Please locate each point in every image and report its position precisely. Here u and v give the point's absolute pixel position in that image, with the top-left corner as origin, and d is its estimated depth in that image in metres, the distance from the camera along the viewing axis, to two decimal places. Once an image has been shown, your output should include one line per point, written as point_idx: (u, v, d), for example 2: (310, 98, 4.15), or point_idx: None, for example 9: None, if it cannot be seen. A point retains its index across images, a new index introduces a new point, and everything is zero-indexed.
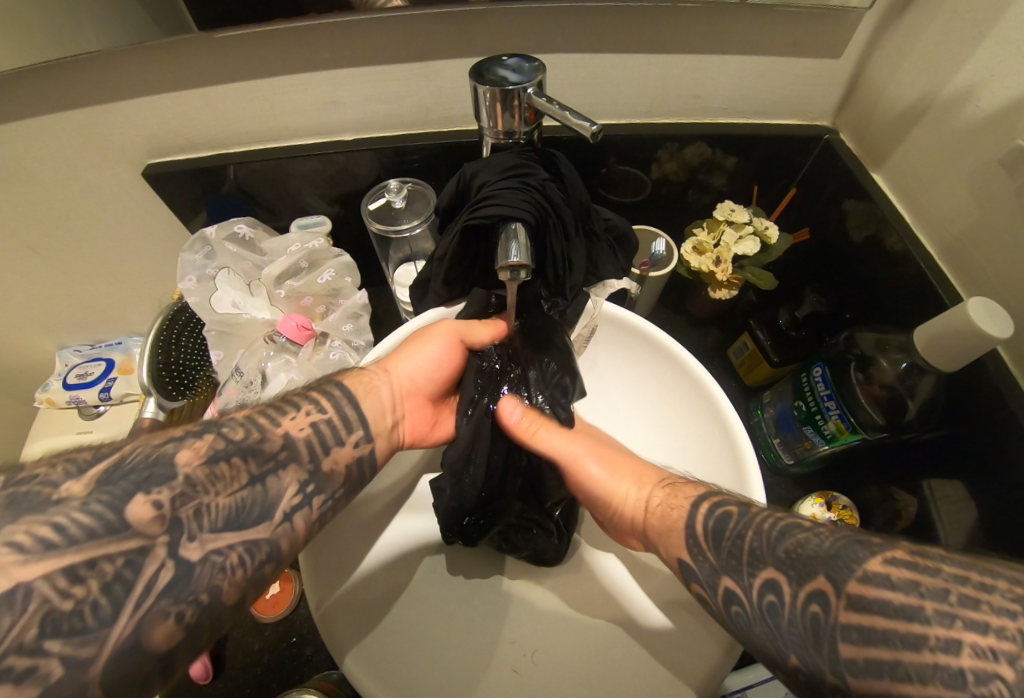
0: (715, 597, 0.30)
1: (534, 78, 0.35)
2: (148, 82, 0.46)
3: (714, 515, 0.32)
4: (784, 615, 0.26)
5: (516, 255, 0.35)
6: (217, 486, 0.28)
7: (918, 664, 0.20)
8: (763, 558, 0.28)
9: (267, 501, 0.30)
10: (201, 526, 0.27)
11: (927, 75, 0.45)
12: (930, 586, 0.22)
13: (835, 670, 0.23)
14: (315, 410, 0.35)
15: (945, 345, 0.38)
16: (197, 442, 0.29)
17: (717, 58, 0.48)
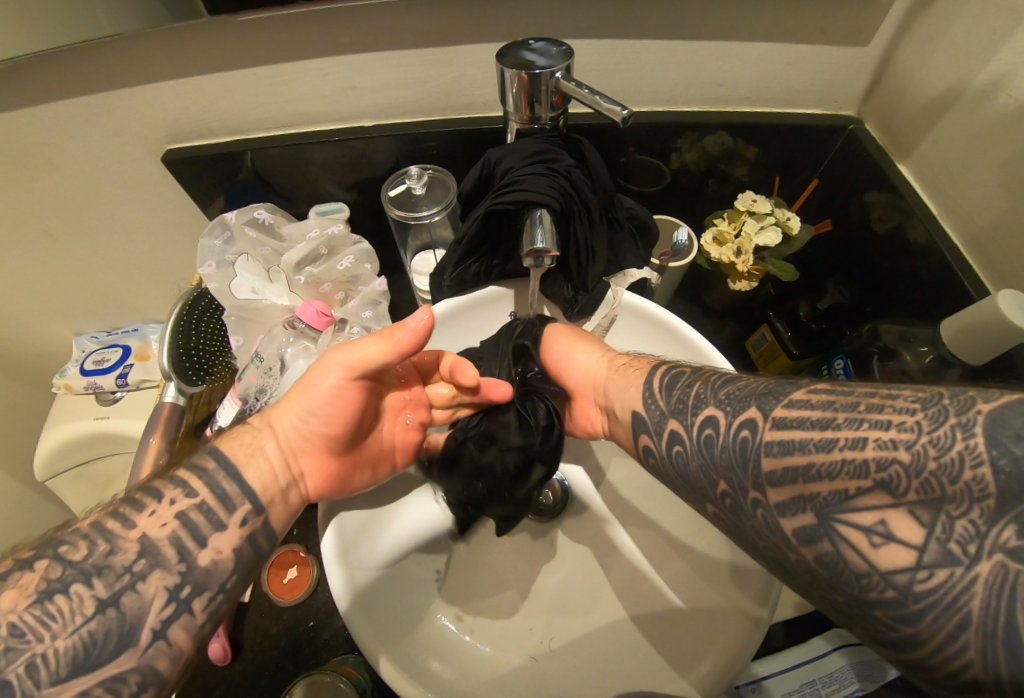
0: (660, 442, 0.32)
1: (562, 62, 0.34)
2: (168, 67, 0.46)
3: (668, 375, 0.34)
4: (719, 443, 0.28)
5: (541, 241, 0.35)
6: (59, 626, 0.26)
7: (829, 463, 0.23)
8: (706, 400, 0.30)
9: (127, 621, 0.28)
10: (39, 677, 0.25)
11: (958, 63, 0.44)
12: (842, 400, 0.24)
13: (759, 485, 0.25)
14: (182, 495, 0.33)
15: (973, 339, 0.38)
16: (32, 579, 0.27)
17: (742, 44, 0.47)
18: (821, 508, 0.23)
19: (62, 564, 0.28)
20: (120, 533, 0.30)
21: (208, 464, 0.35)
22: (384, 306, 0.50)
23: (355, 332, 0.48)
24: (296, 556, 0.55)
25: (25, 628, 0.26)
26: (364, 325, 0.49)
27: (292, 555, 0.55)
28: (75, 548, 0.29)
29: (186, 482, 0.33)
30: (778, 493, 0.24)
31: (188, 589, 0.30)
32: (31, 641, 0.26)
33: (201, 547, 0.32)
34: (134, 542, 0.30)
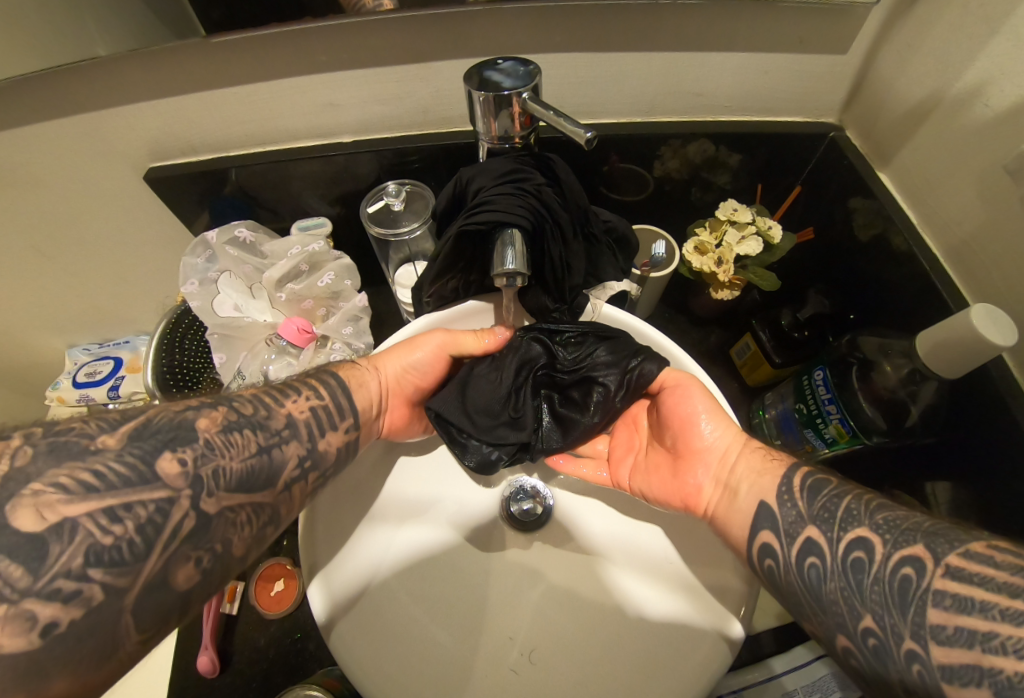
0: (791, 546, 0.32)
1: (529, 82, 0.34)
2: (148, 88, 0.46)
3: (813, 478, 0.34)
4: (872, 572, 0.28)
5: (512, 262, 0.35)
6: (231, 451, 0.31)
7: (1018, 638, 0.21)
8: (859, 519, 0.30)
9: (272, 469, 0.33)
10: (217, 485, 0.30)
11: (935, 72, 0.44)
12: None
13: (916, 633, 0.25)
14: (315, 396, 0.38)
15: (948, 352, 0.38)
16: (213, 412, 0.32)
17: (721, 55, 0.47)
18: (1001, 688, 0.21)
19: (238, 412, 0.33)
20: (276, 406, 0.35)
21: (330, 382, 0.39)
22: (365, 321, 0.50)
23: (337, 348, 0.49)
24: (284, 568, 0.56)
25: (219, 446, 0.31)
26: (345, 341, 0.49)
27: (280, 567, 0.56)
28: (245, 405, 0.34)
29: (315, 388, 0.38)
30: (944, 652, 0.23)
31: (310, 461, 0.35)
32: (217, 455, 0.30)
33: (322, 432, 0.37)
34: (283, 415, 0.35)
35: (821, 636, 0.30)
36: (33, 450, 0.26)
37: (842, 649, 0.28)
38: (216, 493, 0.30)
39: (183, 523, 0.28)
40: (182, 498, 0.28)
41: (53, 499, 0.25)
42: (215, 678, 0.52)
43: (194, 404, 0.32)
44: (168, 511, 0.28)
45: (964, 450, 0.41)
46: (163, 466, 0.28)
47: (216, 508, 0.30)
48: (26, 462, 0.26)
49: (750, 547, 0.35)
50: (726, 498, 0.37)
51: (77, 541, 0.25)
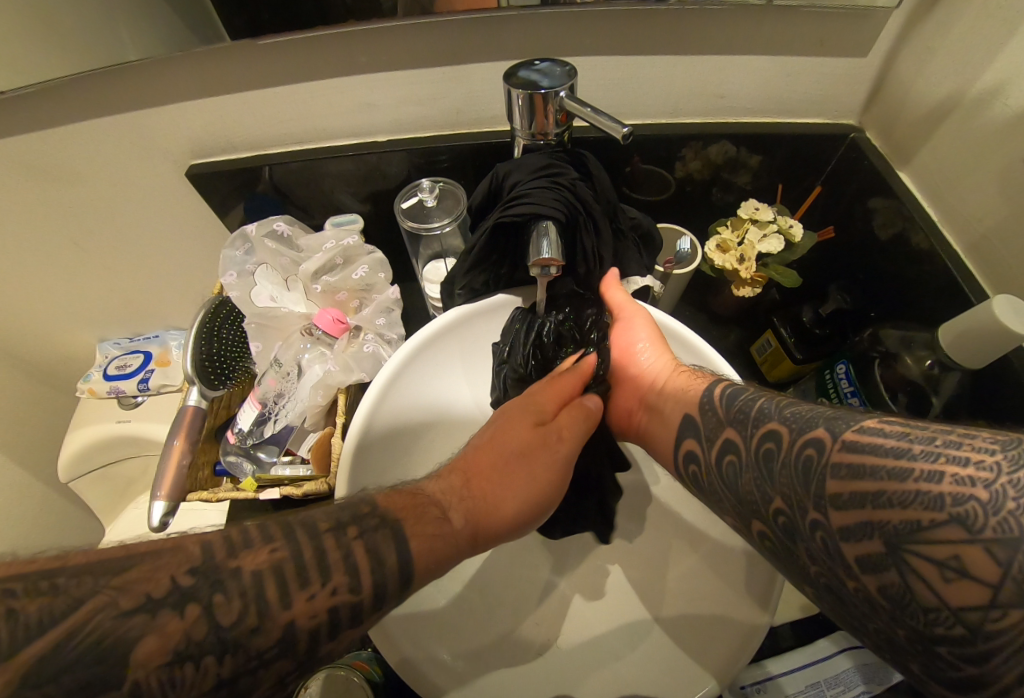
0: (712, 449, 0.34)
1: (566, 82, 0.36)
2: (192, 89, 0.49)
3: (727, 391, 0.36)
4: (780, 458, 0.28)
5: (548, 251, 0.37)
6: (211, 655, 0.23)
7: (901, 491, 0.22)
8: (769, 415, 0.31)
9: (272, 659, 0.25)
10: (183, 693, 0.23)
11: (954, 73, 0.45)
12: (919, 434, 0.23)
13: (819, 505, 0.25)
14: (344, 586, 0.27)
15: (971, 343, 0.38)
16: (194, 596, 0.24)
17: (743, 58, 0.49)
18: (890, 537, 0.22)
19: (216, 611, 0.24)
20: (280, 600, 0.25)
21: (385, 556, 0.28)
22: (397, 313, 0.51)
23: (369, 338, 0.50)
24: None
25: (194, 647, 0.23)
26: (377, 331, 0.51)
27: None
28: (232, 601, 0.24)
29: (353, 571, 0.27)
30: (842, 516, 0.24)
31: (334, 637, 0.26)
32: (191, 659, 0.23)
33: (333, 637, 0.26)
34: (279, 627, 0.25)
35: (740, 525, 0.32)
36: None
37: (758, 534, 0.30)
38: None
39: None
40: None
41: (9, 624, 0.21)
42: None
43: (152, 591, 0.23)
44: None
45: None
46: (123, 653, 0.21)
47: None
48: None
49: (679, 454, 0.38)
50: (665, 417, 0.40)
51: None
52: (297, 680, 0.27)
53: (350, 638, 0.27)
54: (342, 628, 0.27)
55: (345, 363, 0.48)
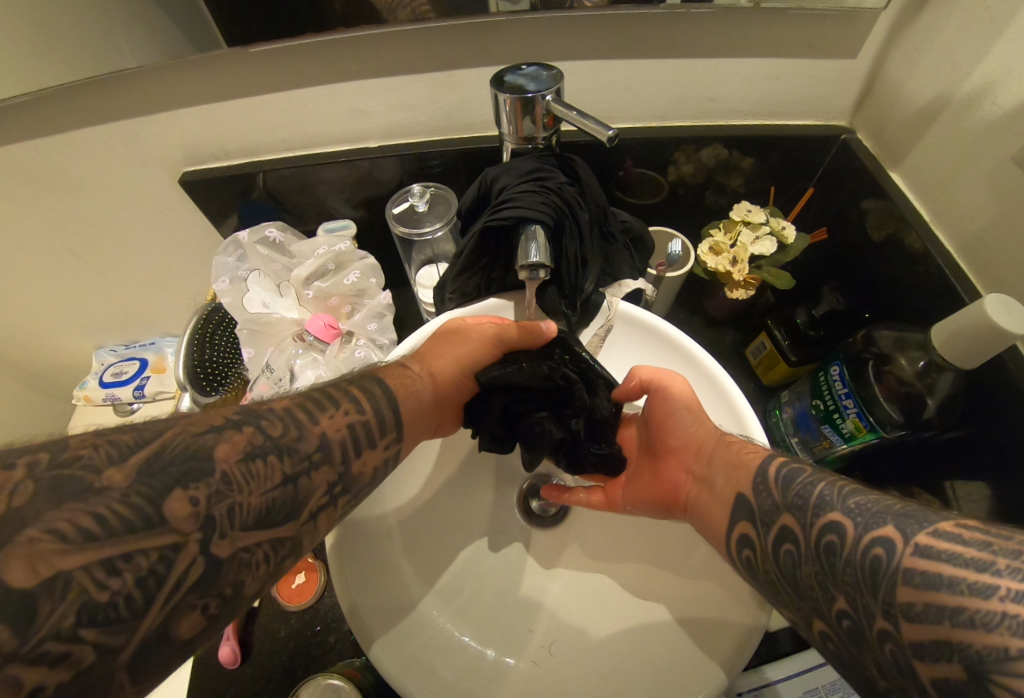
0: (770, 536, 0.31)
1: (552, 86, 0.36)
2: (185, 97, 0.49)
3: (783, 470, 0.32)
4: (844, 555, 0.26)
5: (535, 256, 0.37)
6: (251, 485, 0.27)
7: (985, 610, 0.19)
8: (831, 504, 0.28)
9: (298, 501, 0.29)
10: (232, 524, 0.26)
11: (943, 75, 0.45)
12: (1004, 546, 0.21)
13: (887, 614, 0.23)
14: (355, 410, 0.34)
15: (963, 344, 0.38)
16: (235, 436, 0.29)
17: (732, 61, 0.49)
18: (972, 665, 0.19)
19: (263, 433, 0.30)
20: (307, 425, 0.32)
21: (375, 391, 0.36)
22: (389, 319, 0.51)
23: (360, 344, 0.50)
24: (304, 560, 0.55)
25: (237, 479, 0.27)
26: (369, 337, 0.50)
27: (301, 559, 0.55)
28: (274, 425, 0.30)
29: (357, 399, 0.35)
30: (915, 631, 0.21)
31: (340, 486, 0.32)
32: (233, 489, 0.27)
33: (359, 452, 0.33)
34: (315, 435, 0.31)
35: (798, 620, 0.29)
36: (35, 486, 0.23)
37: (819, 634, 0.27)
38: (230, 533, 0.26)
39: (189, 571, 0.25)
40: (191, 543, 0.25)
41: (46, 548, 0.22)
42: (237, 670, 0.51)
43: (220, 424, 0.29)
44: (173, 559, 0.24)
45: (984, 443, 0.42)
46: (172, 506, 0.25)
47: (230, 550, 0.26)
48: (24, 502, 0.22)
49: (730, 535, 0.34)
50: (715, 503, 0.36)
51: (69, 598, 0.21)
52: (341, 500, 0.32)
53: (373, 457, 0.34)
54: (347, 476, 0.32)
55: (336, 368, 0.48)
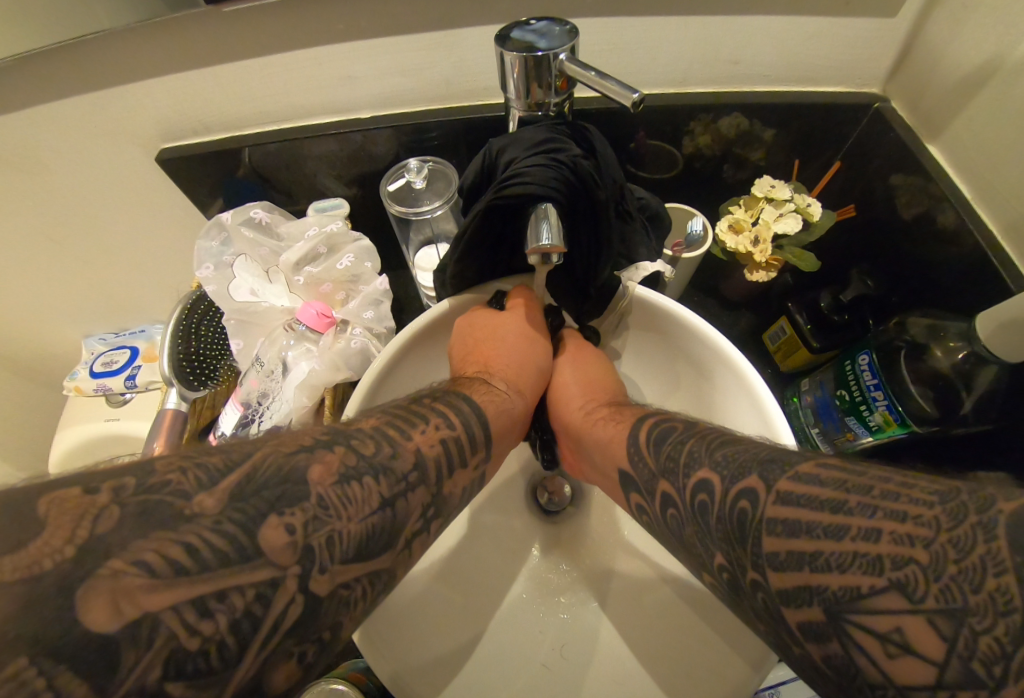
0: (654, 500, 0.32)
1: (567, 43, 0.32)
2: (157, 64, 0.44)
3: (657, 432, 0.34)
4: (715, 512, 0.26)
5: (547, 238, 0.33)
6: (349, 511, 0.25)
7: (842, 552, 0.21)
8: (701, 462, 0.29)
9: (395, 528, 0.27)
10: (332, 557, 0.24)
11: (996, 32, 0.40)
12: (857, 483, 0.22)
13: (758, 567, 0.24)
14: (444, 425, 0.33)
15: (1014, 333, 0.35)
16: (327, 456, 0.26)
17: (758, 19, 0.44)
18: (831, 605, 0.20)
19: (356, 453, 0.27)
20: (400, 440, 0.30)
21: (462, 406, 0.35)
22: (386, 306, 0.48)
23: (357, 333, 0.47)
24: None
25: (334, 505, 0.25)
26: (366, 325, 0.47)
27: None
28: (365, 442, 0.28)
29: (444, 415, 0.34)
30: (781, 578, 0.23)
31: (433, 509, 0.30)
32: (332, 517, 0.24)
33: (449, 472, 0.31)
34: (411, 453, 0.29)
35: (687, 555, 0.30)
36: (120, 511, 0.20)
37: (710, 585, 0.28)
38: (329, 568, 0.24)
39: (288, 612, 0.22)
40: (289, 579, 0.22)
41: (135, 584, 0.19)
42: None
43: (307, 444, 0.26)
44: (272, 597, 0.21)
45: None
46: (267, 535, 0.22)
47: (329, 588, 0.24)
48: (109, 528, 0.19)
49: (626, 500, 0.35)
50: (599, 459, 0.38)
51: (156, 645, 0.18)
52: (431, 524, 0.30)
53: (464, 478, 0.33)
54: (438, 497, 0.30)
55: (331, 361, 0.44)
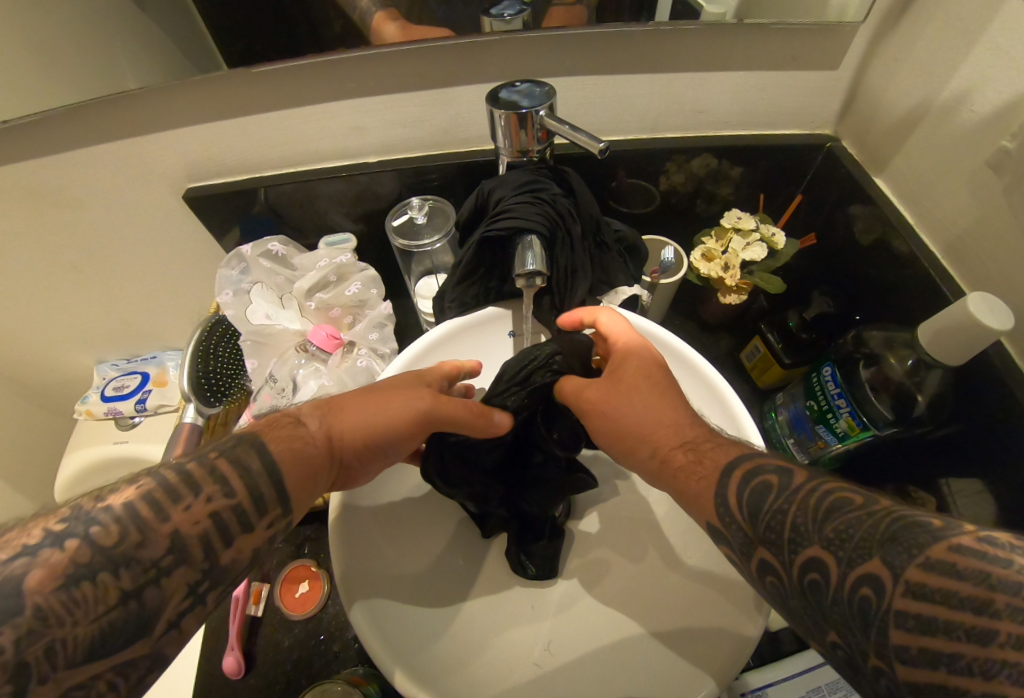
0: (750, 565, 0.28)
1: (546, 102, 0.38)
2: (188, 115, 0.50)
3: (750, 486, 0.28)
4: (832, 593, 0.24)
5: (532, 264, 0.38)
6: (76, 614, 0.24)
7: (983, 659, 0.19)
8: (809, 534, 0.25)
9: (144, 615, 0.26)
10: (54, 664, 0.23)
11: (923, 84, 0.46)
12: (1000, 577, 0.19)
13: (881, 654, 0.22)
14: (220, 494, 0.29)
15: (949, 341, 0.39)
16: (53, 555, 0.24)
17: (719, 74, 0.51)
18: None
19: (92, 546, 0.25)
20: (151, 523, 0.27)
21: (251, 464, 0.31)
22: (390, 328, 0.53)
23: (362, 354, 0.52)
24: (308, 570, 0.56)
25: (54, 613, 0.23)
26: (370, 346, 0.52)
27: (304, 568, 0.56)
28: (107, 531, 0.26)
29: (225, 479, 0.30)
30: (909, 671, 0.21)
31: (205, 583, 0.28)
32: (51, 627, 0.23)
33: (228, 542, 0.29)
34: (164, 538, 0.27)
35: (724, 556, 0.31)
36: None
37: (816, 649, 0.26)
38: (52, 676, 0.23)
39: None
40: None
41: None
42: (240, 680, 0.51)
43: (31, 543, 0.25)
44: None
45: (974, 441, 0.43)
46: None
47: (58, 692, 0.23)
48: None
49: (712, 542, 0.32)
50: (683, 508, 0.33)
51: None
52: (210, 596, 0.28)
53: (251, 541, 0.30)
54: (213, 571, 0.28)
55: (339, 378, 0.49)
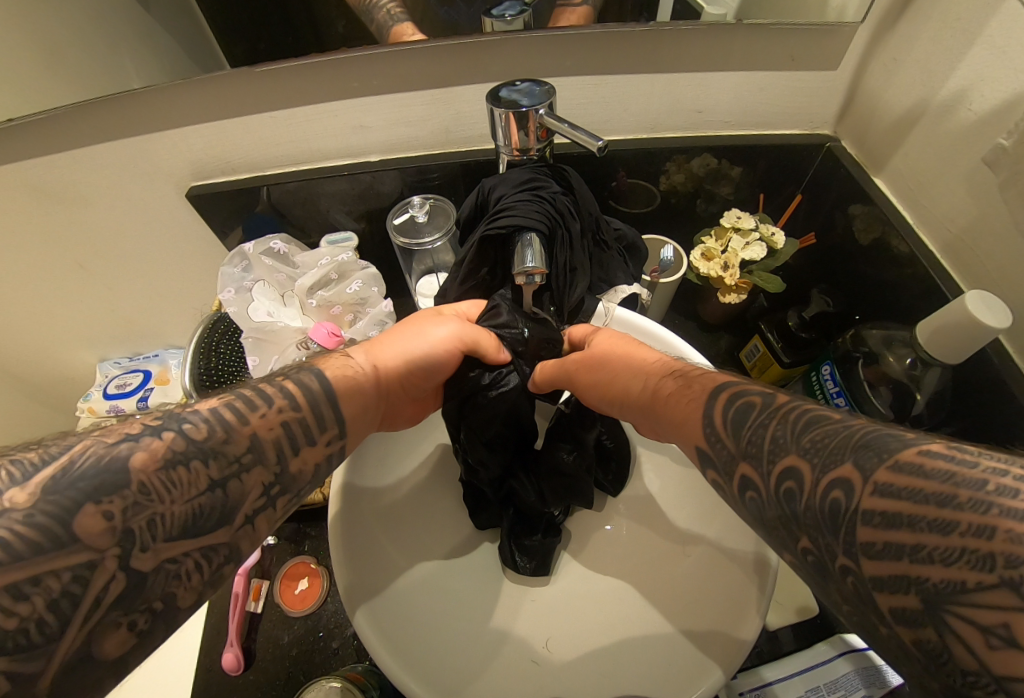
0: (730, 484, 0.28)
1: (546, 100, 0.38)
2: (193, 114, 0.51)
3: (736, 406, 0.29)
4: (804, 500, 0.23)
5: (531, 262, 0.39)
6: (174, 493, 0.24)
7: (946, 547, 0.18)
8: (786, 446, 0.25)
9: (229, 505, 0.26)
10: (155, 536, 0.23)
11: (920, 84, 0.46)
12: (968, 477, 0.19)
13: (848, 553, 0.21)
14: (287, 405, 0.30)
15: (948, 340, 0.39)
16: (154, 442, 0.25)
17: (719, 75, 0.51)
18: (929, 596, 0.19)
19: (186, 436, 0.26)
20: (235, 423, 0.27)
21: (312, 385, 0.32)
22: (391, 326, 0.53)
23: None
24: (307, 566, 0.56)
25: (157, 490, 0.24)
26: None
27: (303, 566, 0.56)
28: (199, 427, 0.26)
29: (289, 394, 0.31)
30: (875, 567, 0.20)
31: (279, 487, 0.28)
32: (153, 501, 0.24)
33: (296, 451, 0.30)
34: (246, 436, 0.27)
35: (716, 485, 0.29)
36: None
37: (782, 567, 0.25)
38: (153, 547, 0.23)
39: (109, 588, 0.22)
40: (109, 560, 0.22)
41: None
42: (240, 676, 0.51)
43: (135, 432, 0.25)
44: (89, 578, 0.22)
45: (974, 439, 0.43)
46: (84, 521, 0.22)
47: (153, 565, 0.23)
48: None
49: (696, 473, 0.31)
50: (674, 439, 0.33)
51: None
52: (280, 501, 0.28)
53: (313, 457, 0.31)
54: (284, 474, 0.29)
55: None
